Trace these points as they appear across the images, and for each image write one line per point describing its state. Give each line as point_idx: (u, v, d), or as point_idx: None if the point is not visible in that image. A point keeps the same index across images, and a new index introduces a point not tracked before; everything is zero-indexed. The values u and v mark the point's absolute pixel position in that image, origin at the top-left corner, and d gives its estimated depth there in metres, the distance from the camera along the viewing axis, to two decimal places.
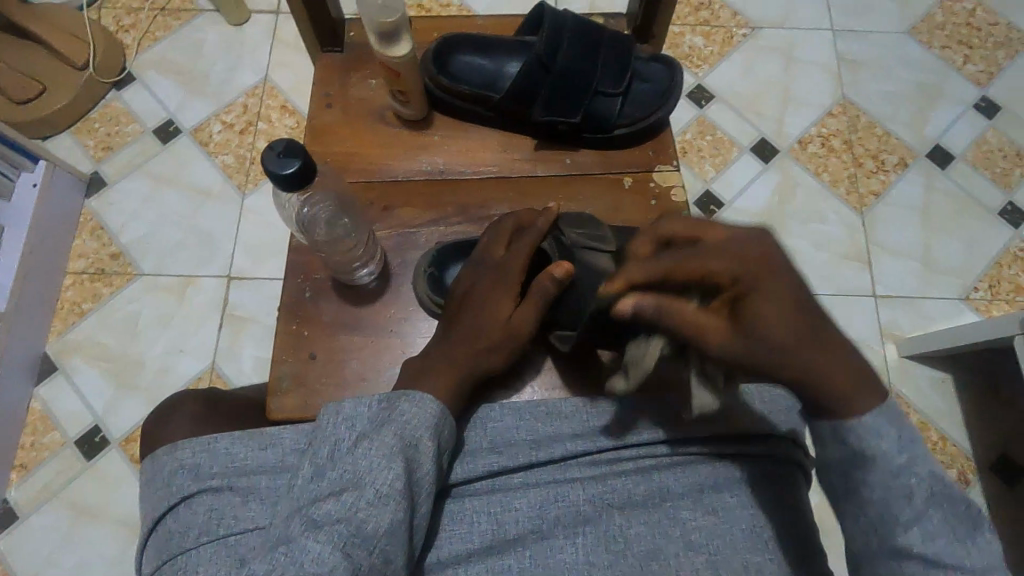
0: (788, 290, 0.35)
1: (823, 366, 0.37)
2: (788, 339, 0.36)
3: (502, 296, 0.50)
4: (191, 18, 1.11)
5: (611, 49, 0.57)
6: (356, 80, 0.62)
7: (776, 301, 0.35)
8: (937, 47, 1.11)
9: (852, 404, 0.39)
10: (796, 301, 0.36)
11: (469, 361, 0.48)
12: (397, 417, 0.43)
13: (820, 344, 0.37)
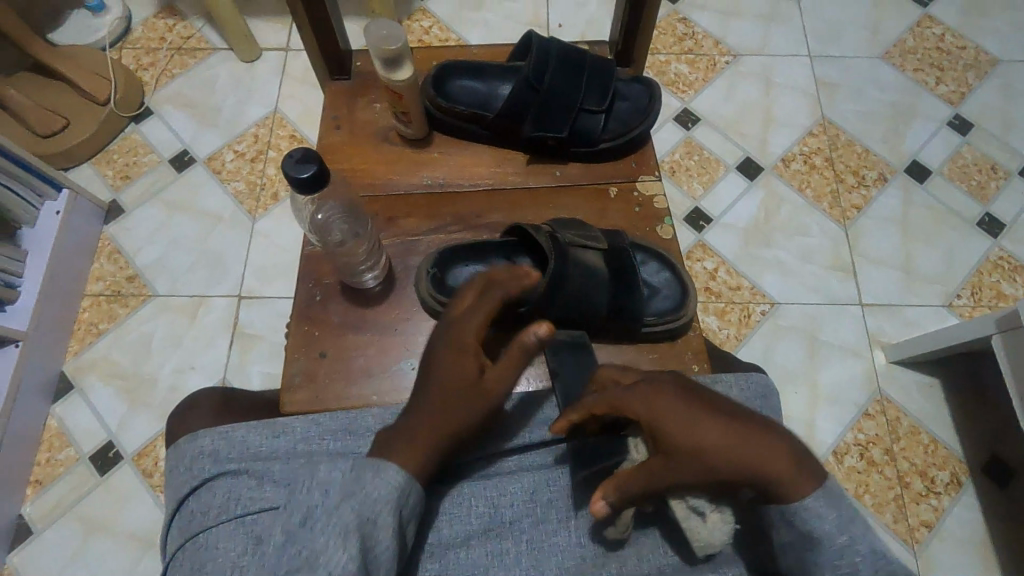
0: (681, 412, 0.42)
1: (759, 452, 0.41)
2: (703, 465, 0.41)
3: (468, 359, 0.46)
4: (206, 56, 1.18)
5: (594, 71, 0.63)
6: (361, 105, 0.68)
7: (671, 423, 0.42)
8: (910, 70, 1.17)
9: (794, 492, 0.41)
10: (708, 406, 0.42)
11: (441, 419, 0.44)
12: (363, 481, 0.41)
13: (751, 434, 0.41)
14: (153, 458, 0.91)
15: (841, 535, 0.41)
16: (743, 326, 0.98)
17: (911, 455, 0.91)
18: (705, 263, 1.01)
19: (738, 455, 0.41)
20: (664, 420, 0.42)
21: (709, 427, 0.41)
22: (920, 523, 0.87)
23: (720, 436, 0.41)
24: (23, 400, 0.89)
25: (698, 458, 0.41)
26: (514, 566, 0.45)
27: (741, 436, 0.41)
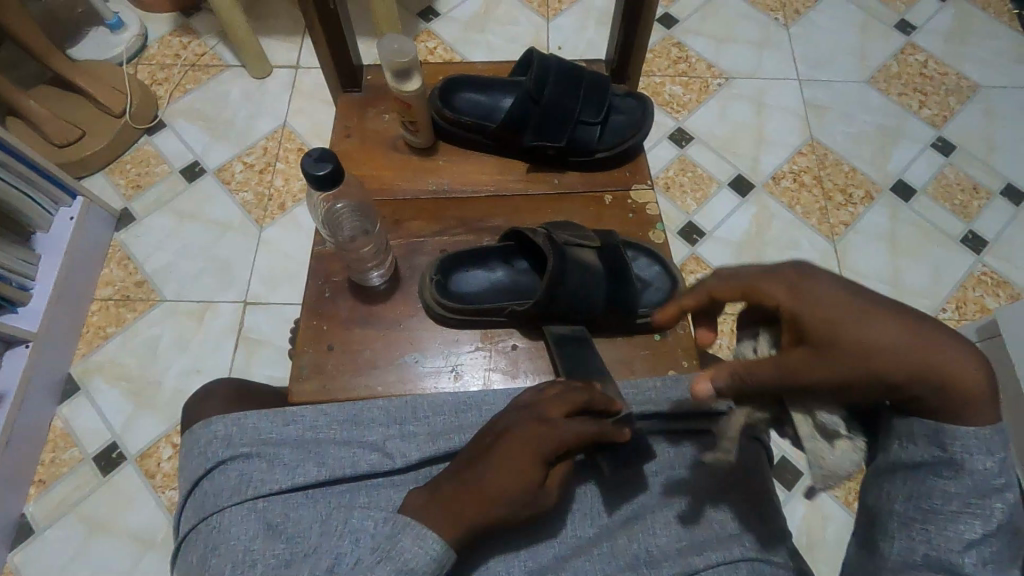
0: (842, 301, 0.39)
1: (933, 354, 0.38)
2: (868, 361, 0.38)
3: (535, 468, 0.46)
4: (219, 73, 1.23)
5: (591, 86, 0.67)
6: (372, 115, 0.72)
7: (836, 312, 0.39)
8: (894, 94, 1.22)
9: (968, 412, 0.39)
10: (872, 298, 0.40)
11: (491, 504, 0.45)
12: (398, 541, 0.43)
13: (925, 335, 0.39)
14: (156, 459, 0.93)
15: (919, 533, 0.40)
16: None
17: None
18: (698, 275, 1.05)
19: (921, 357, 0.38)
20: (827, 309, 0.39)
21: (886, 322, 0.39)
22: None
23: (907, 337, 0.38)
24: (32, 399, 0.91)
25: (864, 356, 0.38)
26: (512, 555, 0.49)
27: (923, 337, 0.38)
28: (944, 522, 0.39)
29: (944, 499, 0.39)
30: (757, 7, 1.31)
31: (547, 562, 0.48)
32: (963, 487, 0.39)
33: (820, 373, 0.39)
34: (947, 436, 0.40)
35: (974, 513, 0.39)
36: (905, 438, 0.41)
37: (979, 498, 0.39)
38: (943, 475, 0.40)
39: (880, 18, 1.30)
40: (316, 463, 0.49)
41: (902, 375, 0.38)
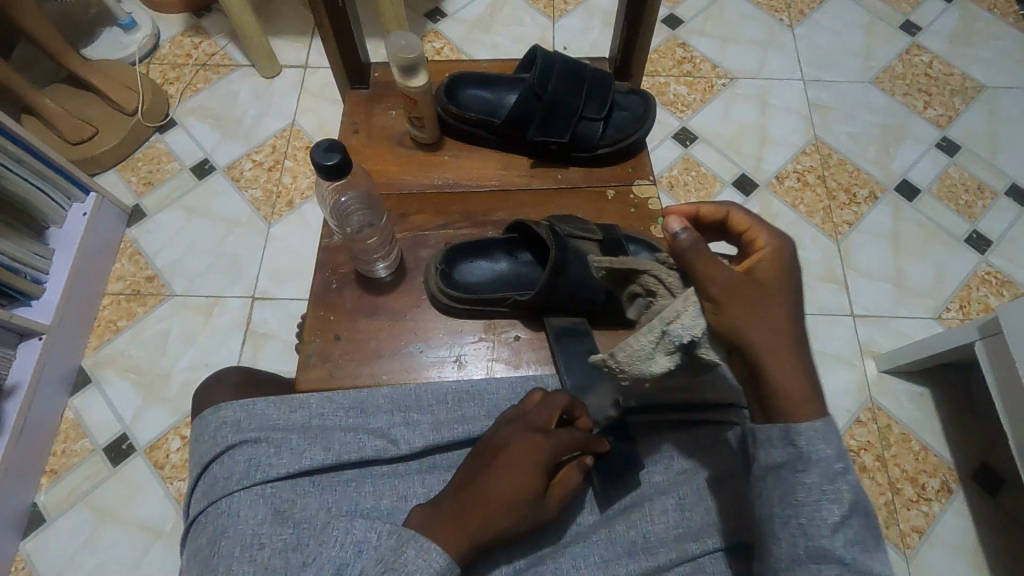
0: (777, 294, 0.45)
1: (789, 369, 0.44)
2: (750, 328, 0.44)
3: (529, 475, 0.48)
4: (229, 72, 1.24)
5: (594, 83, 0.68)
6: (378, 111, 0.73)
7: (765, 292, 0.45)
8: (899, 94, 1.22)
9: (784, 416, 0.44)
10: (793, 314, 0.45)
11: (503, 517, 0.46)
12: (401, 549, 0.43)
13: (796, 357, 0.44)
14: (164, 451, 0.94)
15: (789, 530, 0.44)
16: None
17: (902, 461, 0.93)
18: None
19: (784, 346, 0.44)
20: (768, 271, 0.46)
21: (786, 316, 0.44)
22: (911, 529, 0.89)
23: (789, 335, 0.44)
24: (44, 391, 0.92)
25: (747, 323, 0.44)
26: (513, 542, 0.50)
27: (799, 343, 0.44)
28: (814, 513, 0.43)
29: (807, 492, 0.44)
30: (762, 8, 1.32)
31: (546, 550, 0.50)
32: (817, 477, 0.44)
33: (724, 282, 0.44)
34: (796, 434, 0.44)
35: (834, 499, 0.43)
36: (765, 443, 0.45)
37: (831, 485, 0.43)
38: (805, 470, 0.44)
39: (885, 19, 1.30)
40: (323, 449, 0.50)
41: (759, 344, 0.44)
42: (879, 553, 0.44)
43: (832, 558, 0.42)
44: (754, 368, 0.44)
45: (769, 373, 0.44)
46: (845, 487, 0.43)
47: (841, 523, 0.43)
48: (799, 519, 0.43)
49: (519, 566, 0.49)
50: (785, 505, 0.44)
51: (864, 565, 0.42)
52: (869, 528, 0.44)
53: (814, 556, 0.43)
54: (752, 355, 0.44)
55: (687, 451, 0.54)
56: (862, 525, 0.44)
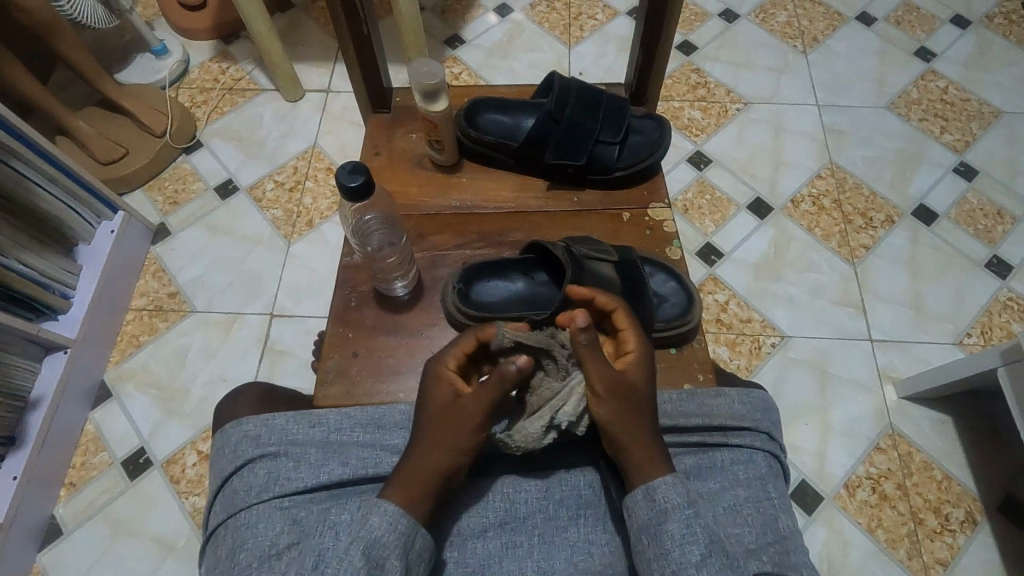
0: (642, 380, 0.53)
1: (644, 439, 0.50)
2: (619, 399, 0.51)
3: (454, 427, 0.49)
4: (254, 96, 1.29)
5: (610, 107, 0.69)
6: (399, 134, 0.75)
7: (634, 378, 0.53)
8: (915, 119, 1.22)
9: (634, 481, 0.50)
10: (650, 398, 0.53)
11: (440, 460, 0.48)
12: (362, 520, 0.45)
13: (651, 431, 0.51)
14: (181, 465, 0.95)
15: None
16: (753, 357, 1.00)
17: (925, 491, 0.91)
18: (717, 296, 1.05)
19: (640, 429, 0.51)
20: (636, 370, 0.54)
21: (646, 406, 0.52)
22: (934, 561, 0.86)
23: (645, 420, 0.51)
24: (66, 404, 0.94)
25: (613, 394, 0.51)
26: (525, 558, 0.51)
27: (653, 428, 0.51)
28: (677, 557, 0.45)
29: (670, 536, 0.46)
30: (776, 35, 1.33)
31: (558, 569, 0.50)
32: (679, 522, 0.47)
33: (604, 378, 0.51)
34: (656, 491, 0.48)
35: (692, 539, 0.46)
36: (632, 507, 0.49)
37: (688, 525, 0.46)
38: (666, 520, 0.47)
39: (899, 45, 1.31)
40: (341, 463, 0.51)
41: (622, 427, 0.51)
42: None
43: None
44: (615, 439, 0.51)
45: (626, 449, 0.50)
46: (698, 525, 0.46)
47: (703, 559, 0.45)
48: (670, 566, 0.45)
49: None
50: (658, 555, 0.46)
51: None
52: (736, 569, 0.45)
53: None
54: (615, 435, 0.51)
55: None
56: (725, 564, 0.45)
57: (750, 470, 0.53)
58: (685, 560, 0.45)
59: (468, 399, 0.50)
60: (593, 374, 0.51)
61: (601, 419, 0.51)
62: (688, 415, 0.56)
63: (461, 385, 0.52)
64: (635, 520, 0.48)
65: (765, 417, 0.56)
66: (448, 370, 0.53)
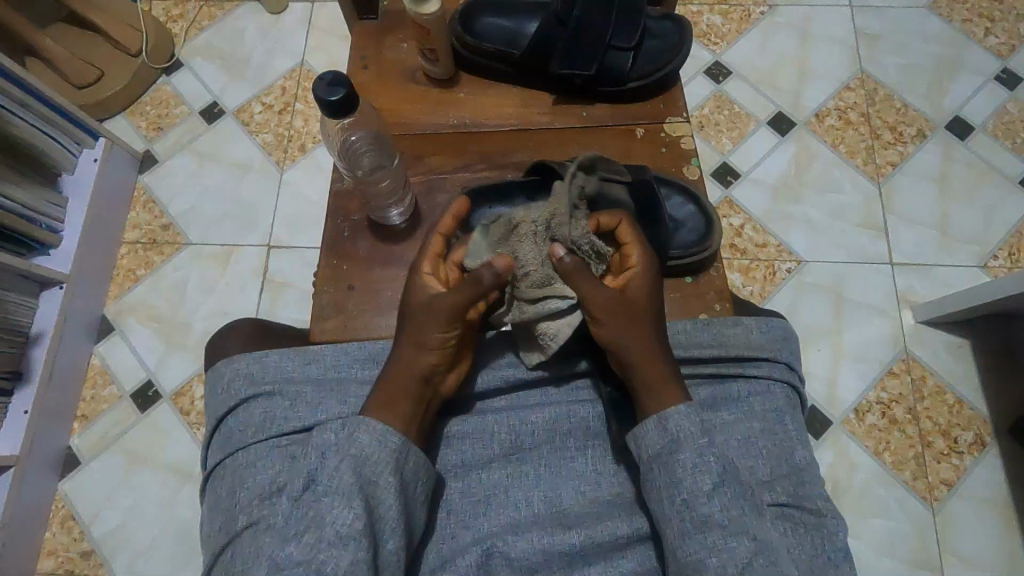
0: (646, 295, 0.51)
1: (654, 358, 0.49)
2: (628, 313, 0.49)
3: (425, 328, 0.49)
4: (234, 8, 1.18)
5: (624, 7, 0.63)
6: (389, 43, 0.68)
7: (638, 293, 0.51)
8: (957, 21, 1.11)
9: (646, 406, 0.48)
10: (657, 315, 0.51)
11: (415, 362, 0.48)
12: (350, 438, 0.44)
13: (663, 350, 0.49)
14: (189, 398, 0.96)
15: (672, 508, 0.44)
16: (768, 283, 0.97)
17: (935, 414, 0.90)
18: (732, 219, 1.00)
19: (645, 350, 0.49)
20: (639, 287, 0.51)
21: (652, 322, 0.50)
22: (940, 481, 0.87)
23: (651, 341, 0.49)
24: (68, 339, 0.93)
25: (619, 307, 0.49)
26: (532, 487, 0.49)
27: (665, 350, 0.49)
28: (689, 486, 0.44)
29: (682, 468, 0.45)
30: None
31: (566, 499, 0.49)
32: (691, 458, 0.45)
33: (600, 296, 0.49)
34: (669, 420, 0.46)
35: (701, 469, 0.45)
36: (641, 435, 0.47)
37: (699, 458, 0.45)
38: (678, 449, 0.45)
39: None
40: (339, 400, 0.49)
41: (625, 347, 0.49)
42: (761, 521, 0.44)
43: (713, 524, 0.43)
44: (624, 356, 0.49)
45: (630, 371, 0.49)
46: (710, 458, 0.45)
47: (715, 489, 0.44)
48: (681, 496, 0.44)
49: (538, 512, 0.48)
50: (667, 485, 0.45)
51: (743, 526, 0.43)
52: (744, 497, 0.44)
53: (698, 526, 0.43)
54: (618, 355, 0.49)
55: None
56: (735, 494, 0.44)
57: (766, 402, 0.51)
58: (697, 490, 0.44)
59: (439, 297, 0.49)
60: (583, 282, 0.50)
61: (598, 332, 0.50)
62: (702, 345, 0.54)
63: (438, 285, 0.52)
64: (645, 454, 0.47)
65: (785, 346, 0.54)
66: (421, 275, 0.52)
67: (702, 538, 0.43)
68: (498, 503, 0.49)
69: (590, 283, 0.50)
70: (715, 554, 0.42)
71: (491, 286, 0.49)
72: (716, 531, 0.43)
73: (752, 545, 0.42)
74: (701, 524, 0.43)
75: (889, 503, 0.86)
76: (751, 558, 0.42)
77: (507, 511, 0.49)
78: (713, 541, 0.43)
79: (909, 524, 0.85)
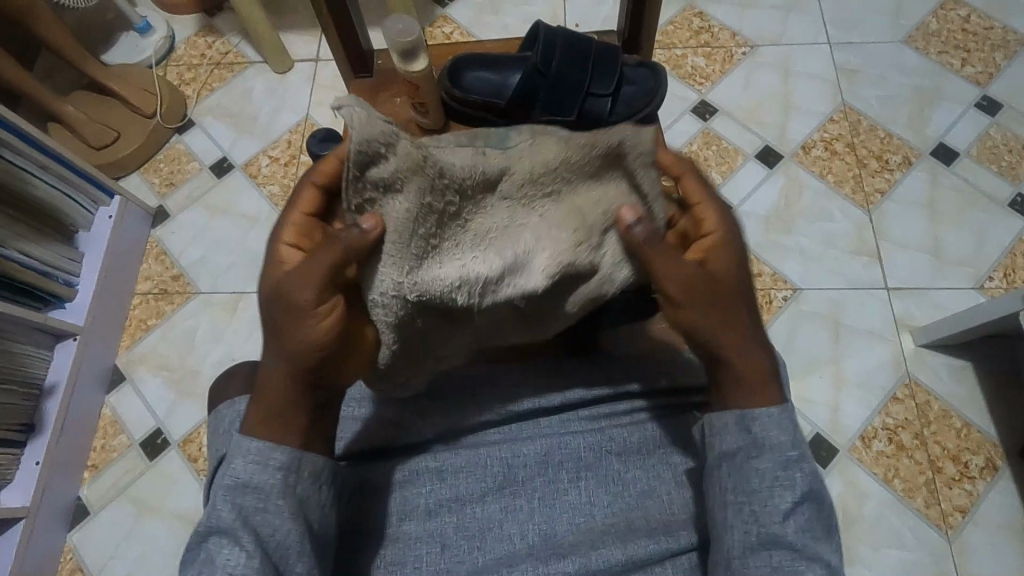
0: (728, 255, 0.50)
1: (741, 336, 0.48)
2: (715, 279, 0.48)
3: (300, 317, 0.46)
4: (243, 70, 1.25)
5: (600, 57, 0.67)
6: (384, 98, 0.73)
7: (721, 253, 0.50)
8: (934, 52, 1.15)
9: (734, 399, 0.48)
10: (743, 277, 0.50)
11: (286, 363, 0.47)
12: (230, 465, 0.46)
13: (745, 318, 0.49)
14: (196, 445, 0.97)
15: (749, 519, 0.45)
16: (765, 312, 0.98)
17: (943, 439, 0.89)
18: None
19: (739, 333, 0.48)
20: (721, 254, 0.50)
21: (734, 290, 0.49)
22: (954, 509, 0.85)
23: (745, 324, 0.48)
24: (80, 391, 0.96)
25: (696, 271, 0.48)
26: (527, 521, 0.50)
27: (750, 328, 0.49)
28: (763, 500, 0.46)
29: (759, 479, 0.46)
30: None
31: (561, 531, 0.50)
32: (770, 464, 0.46)
33: (678, 274, 0.48)
34: (750, 421, 0.47)
35: (785, 485, 0.46)
36: (719, 433, 0.48)
37: (782, 472, 0.46)
38: (756, 457, 0.46)
39: None
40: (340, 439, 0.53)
41: (706, 326, 0.48)
42: (827, 540, 0.46)
43: (784, 543, 0.45)
44: (709, 341, 0.48)
45: (724, 359, 0.48)
46: (796, 475, 0.46)
47: (792, 508, 0.45)
48: (751, 507, 0.46)
49: (532, 543, 0.49)
50: (739, 493, 0.46)
51: (811, 551, 0.45)
52: (820, 517, 0.46)
53: (765, 542, 0.45)
54: (701, 337, 0.48)
55: (682, 446, 0.53)
56: (811, 514, 0.46)
57: None
58: (770, 507, 0.45)
59: (296, 280, 0.46)
60: (664, 270, 0.48)
61: (677, 313, 0.49)
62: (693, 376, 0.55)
63: (298, 253, 0.50)
64: (719, 451, 0.48)
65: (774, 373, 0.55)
66: (283, 246, 0.50)
67: (768, 556, 0.45)
68: (492, 537, 0.49)
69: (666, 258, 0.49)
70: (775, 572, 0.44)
71: (360, 244, 0.45)
72: (784, 552, 0.44)
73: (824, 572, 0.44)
74: (770, 539, 0.45)
75: (903, 532, 0.85)
76: None
77: (502, 545, 0.49)
78: (778, 560, 0.44)
79: (924, 553, 0.83)
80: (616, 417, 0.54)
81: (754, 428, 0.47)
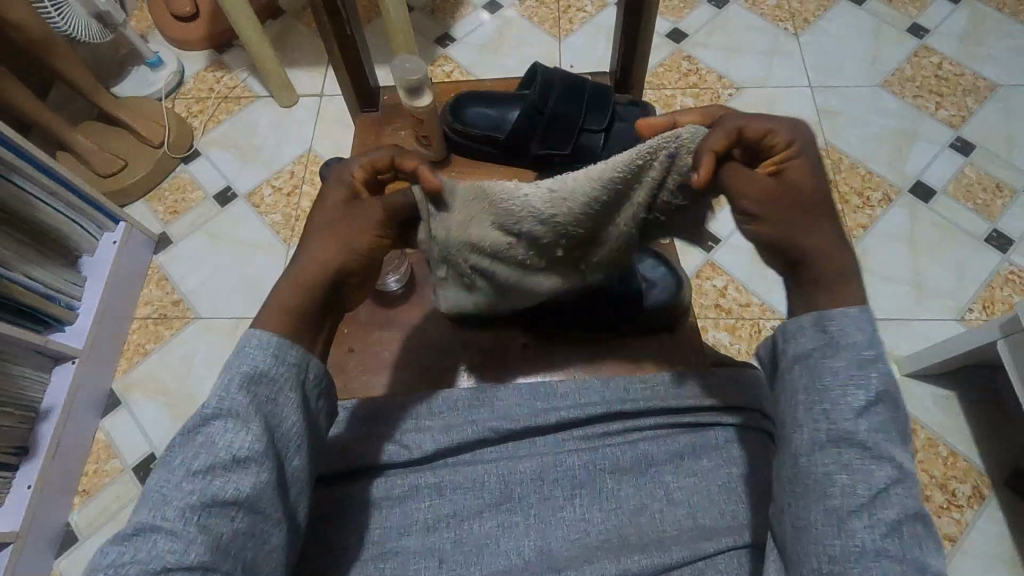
0: (807, 169, 0.43)
1: (830, 242, 0.43)
2: (801, 196, 0.42)
3: (346, 233, 0.48)
4: (250, 103, 1.30)
5: (594, 96, 0.72)
6: (388, 131, 0.77)
7: (803, 174, 0.43)
8: (909, 96, 1.22)
9: (816, 303, 0.43)
10: (823, 185, 0.43)
11: (318, 269, 0.47)
12: (240, 355, 0.44)
13: (832, 224, 0.43)
14: None
15: (814, 420, 0.41)
16: (754, 342, 1.00)
17: (930, 467, 0.91)
18: (715, 281, 1.05)
19: (824, 241, 0.43)
20: (800, 170, 0.43)
21: (821, 202, 0.43)
22: (943, 537, 0.86)
23: (831, 232, 0.43)
24: (75, 414, 0.96)
25: (778, 192, 0.42)
26: (523, 536, 0.50)
27: (842, 240, 0.43)
28: (835, 397, 0.41)
29: (834, 375, 0.41)
30: (766, 19, 1.32)
31: (557, 547, 0.50)
32: (848, 361, 0.41)
33: (758, 186, 0.43)
34: (828, 321, 0.42)
35: (861, 383, 0.41)
36: (793, 333, 0.43)
37: (861, 371, 0.41)
38: (832, 354, 0.41)
39: (891, 24, 1.30)
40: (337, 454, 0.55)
41: (793, 236, 0.43)
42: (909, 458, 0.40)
43: (857, 440, 0.39)
44: (791, 252, 0.43)
45: (805, 255, 0.43)
46: (876, 373, 0.41)
47: (868, 407, 0.40)
48: (824, 405, 0.41)
49: (528, 559, 0.49)
50: (810, 391, 0.41)
51: (890, 453, 0.39)
52: (896, 422, 0.41)
53: (839, 439, 0.40)
54: (786, 246, 0.43)
55: (675, 466, 0.53)
56: (888, 416, 0.40)
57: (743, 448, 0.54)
58: (847, 405, 0.40)
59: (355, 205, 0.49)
60: (747, 184, 0.43)
61: (761, 228, 0.43)
62: (684, 396, 0.57)
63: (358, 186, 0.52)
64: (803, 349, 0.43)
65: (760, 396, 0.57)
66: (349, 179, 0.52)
67: (839, 453, 0.40)
68: (489, 553, 0.50)
69: (747, 177, 0.43)
70: (847, 471, 0.39)
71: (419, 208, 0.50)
72: (856, 450, 0.39)
73: (894, 473, 0.39)
74: (851, 439, 0.39)
75: None
76: (890, 486, 0.39)
77: (499, 560, 0.49)
78: (851, 458, 0.39)
79: None
80: (609, 436, 0.56)
81: (832, 326, 0.42)
